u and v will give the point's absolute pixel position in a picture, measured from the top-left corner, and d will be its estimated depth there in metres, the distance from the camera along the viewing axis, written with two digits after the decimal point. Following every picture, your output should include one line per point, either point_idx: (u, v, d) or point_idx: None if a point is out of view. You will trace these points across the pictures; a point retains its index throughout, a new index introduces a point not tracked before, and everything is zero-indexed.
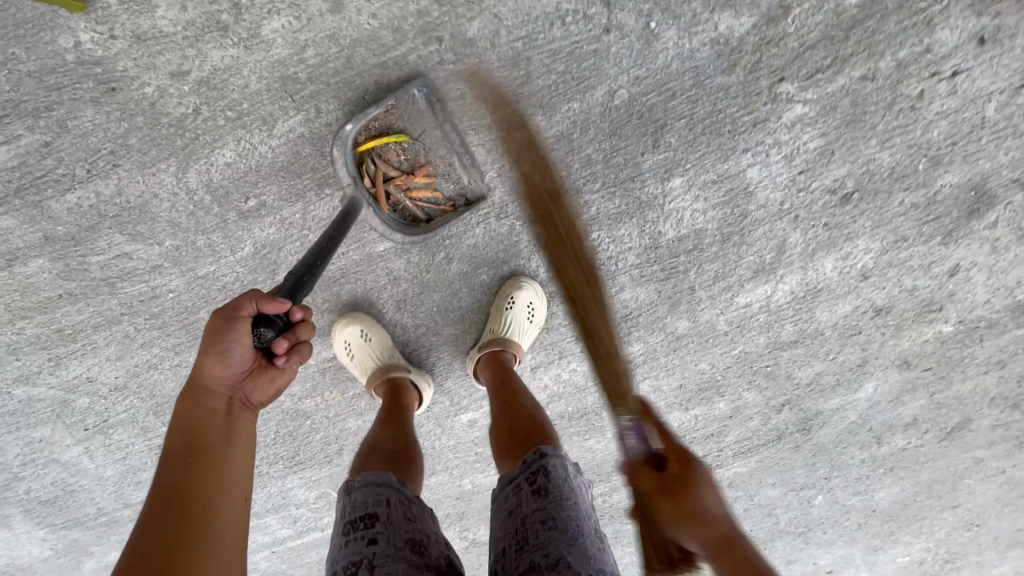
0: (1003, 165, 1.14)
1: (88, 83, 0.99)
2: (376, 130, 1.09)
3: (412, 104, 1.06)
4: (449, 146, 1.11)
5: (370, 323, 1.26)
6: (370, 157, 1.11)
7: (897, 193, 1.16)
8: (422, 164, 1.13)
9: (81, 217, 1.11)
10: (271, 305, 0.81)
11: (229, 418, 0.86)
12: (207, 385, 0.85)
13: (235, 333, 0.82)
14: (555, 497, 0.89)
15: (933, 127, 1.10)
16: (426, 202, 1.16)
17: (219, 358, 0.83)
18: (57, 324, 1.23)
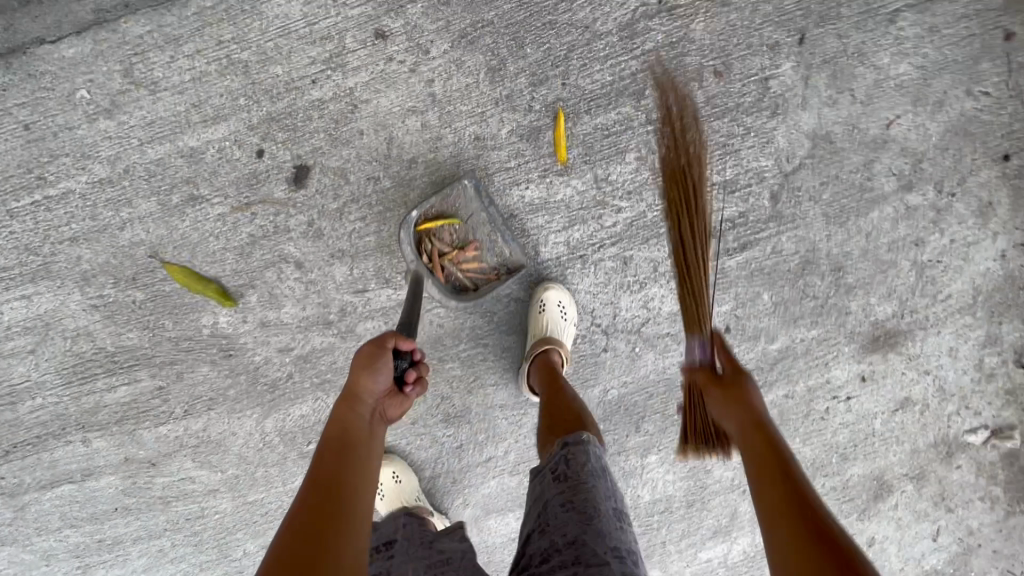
0: (891, 463, 1.52)
1: (213, 349, 1.29)
2: (432, 214, 1.28)
3: (461, 194, 1.28)
4: (492, 225, 1.30)
5: (402, 466, 1.36)
6: (428, 236, 1.28)
7: (818, 478, 1.51)
8: (468, 242, 1.30)
9: (165, 444, 1.33)
10: (406, 341, 0.98)
11: (369, 431, 0.95)
12: (352, 397, 0.96)
13: (382, 359, 0.97)
14: (575, 481, 1.00)
15: (839, 432, 1.48)
16: (475, 273, 1.31)
17: (369, 369, 0.95)
18: (101, 533, 1.36)
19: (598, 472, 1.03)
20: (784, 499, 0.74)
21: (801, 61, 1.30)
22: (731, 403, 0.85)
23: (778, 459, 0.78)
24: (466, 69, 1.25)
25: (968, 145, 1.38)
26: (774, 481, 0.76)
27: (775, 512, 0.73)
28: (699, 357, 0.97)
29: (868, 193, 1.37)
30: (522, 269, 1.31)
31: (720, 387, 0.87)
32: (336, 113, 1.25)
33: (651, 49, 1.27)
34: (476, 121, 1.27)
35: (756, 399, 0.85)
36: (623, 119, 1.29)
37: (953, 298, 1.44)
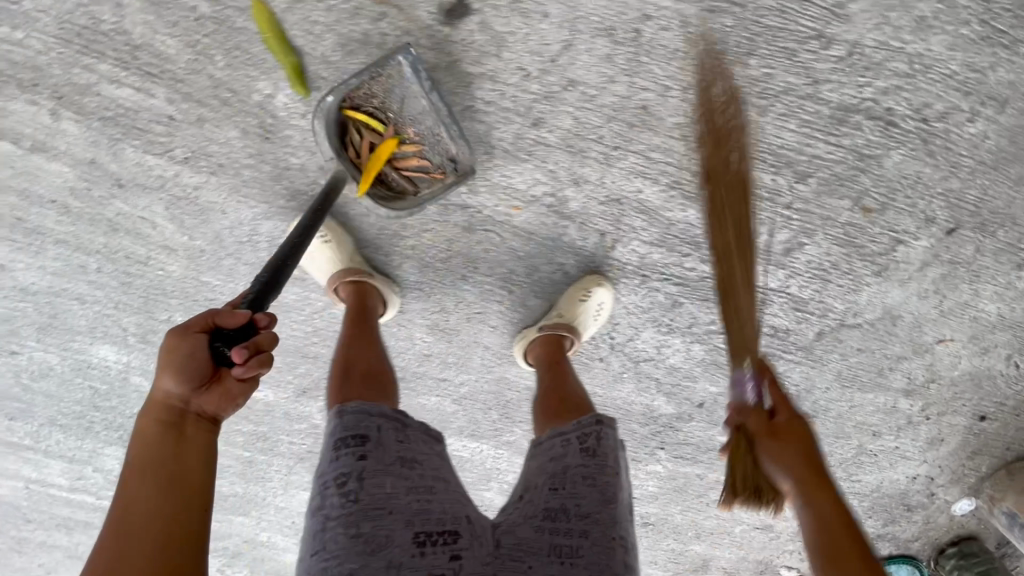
0: (721, 556, 1.79)
1: (252, 121, 1.10)
2: (358, 100, 1.09)
3: (392, 73, 1.05)
4: (436, 119, 1.10)
5: (333, 227, 1.18)
6: (357, 127, 1.12)
7: (669, 538, 1.74)
8: (405, 134, 1.14)
9: (144, 176, 1.14)
10: (227, 318, 0.82)
11: (181, 445, 0.85)
12: (162, 399, 0.85)
13: (179, 361, 0.82)
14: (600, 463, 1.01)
15: (708, 519, 1.69)
16: (416, 170, 1.16)
17: (167, 378, 0.83)
18: (21, 214, 1.17)
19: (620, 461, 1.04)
20: (825, 489, 0.88)
21: (934, 246, 1.30)
22: (796, 453, 0.91)
23: (822, 480, 0.89)
24: (688, 34, 1.08)
25: (969, 391, 1.51)
26: (817, 493, 0.88)
27: (817, 496, 0.88)
28: (742, 394, 0.99)
29: (876, 376, 1.48)
30: (467, 175, 1.13)
31: (783, 437, 0.92)
32: None
33: (842, 145, 1.20)
34: (654, 92, 1.12)
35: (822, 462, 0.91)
36: (768, 188, 1.24)
37: (858, 483, 1.65)
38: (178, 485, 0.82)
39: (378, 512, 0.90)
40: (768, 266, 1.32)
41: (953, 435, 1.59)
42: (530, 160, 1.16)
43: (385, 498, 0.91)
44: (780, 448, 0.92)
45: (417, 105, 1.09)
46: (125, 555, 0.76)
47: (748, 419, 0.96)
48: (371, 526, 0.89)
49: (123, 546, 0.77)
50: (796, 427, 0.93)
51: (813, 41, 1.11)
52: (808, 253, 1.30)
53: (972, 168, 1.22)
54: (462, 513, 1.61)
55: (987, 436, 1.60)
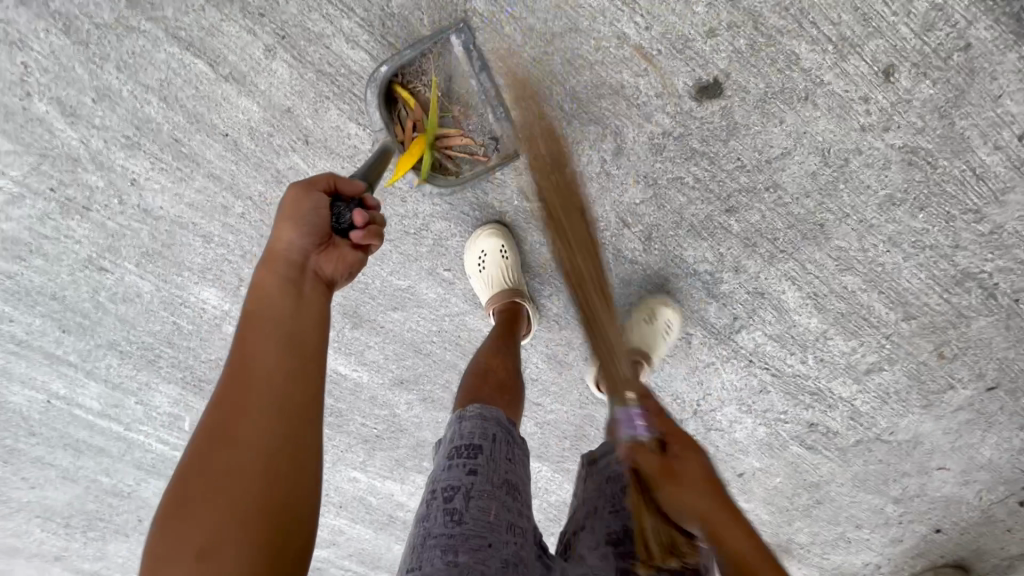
0: None
1: None
2: (404, 75, 1.04)
3: (451, 52, 1.02)
4: (481, 97, 1.07)
5: (510, 241, 1.17)
6: (402, 106, 1.06)
7: None
8: (450, 112, 1.09)
9: (337, 142, 1.06)
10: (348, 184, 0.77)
11: (297, 299, 0.70)
12: (279, 255, 0.72)
13: (303, 207, 0.73)
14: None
15: None
16: (460, 149, 1.11)
17: (290, 224, 0.72)
18: (181, 137, 1.04)
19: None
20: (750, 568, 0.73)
21: (973, 398, 1.51)
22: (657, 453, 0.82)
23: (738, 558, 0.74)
24: (883, 176, 1.18)
25: (939, 511, 1.78)
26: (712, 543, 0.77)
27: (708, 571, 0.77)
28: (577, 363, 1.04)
29: (879, 482, 1.72)
30: (515, 154, 1.10)
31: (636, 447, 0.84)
32: (789, 86, 1.07)
33: (952, 303, 1.35)
34: (835, 215, 1.22)
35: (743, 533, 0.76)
36: (882, 319, 1.37)
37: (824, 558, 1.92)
38: (296, 354, 0.66)
39: (478, 541, 0.70)
40: (848, 379, 1.48)
41: (909, 539, 1.88)
42: (706, 240, 1.24)
43: (483, 526, 0.71)
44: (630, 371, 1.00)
45: (463, 84, 1.06)
46: (248, 402, 0.61)
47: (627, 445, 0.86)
48: (473, 550, 0.69)
49: (241, 401, 0.62)
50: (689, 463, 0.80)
51: (970, 215, 1.21)
52: (882, 377, 1.48)
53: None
54: None
55: (935, 548, 1.89)
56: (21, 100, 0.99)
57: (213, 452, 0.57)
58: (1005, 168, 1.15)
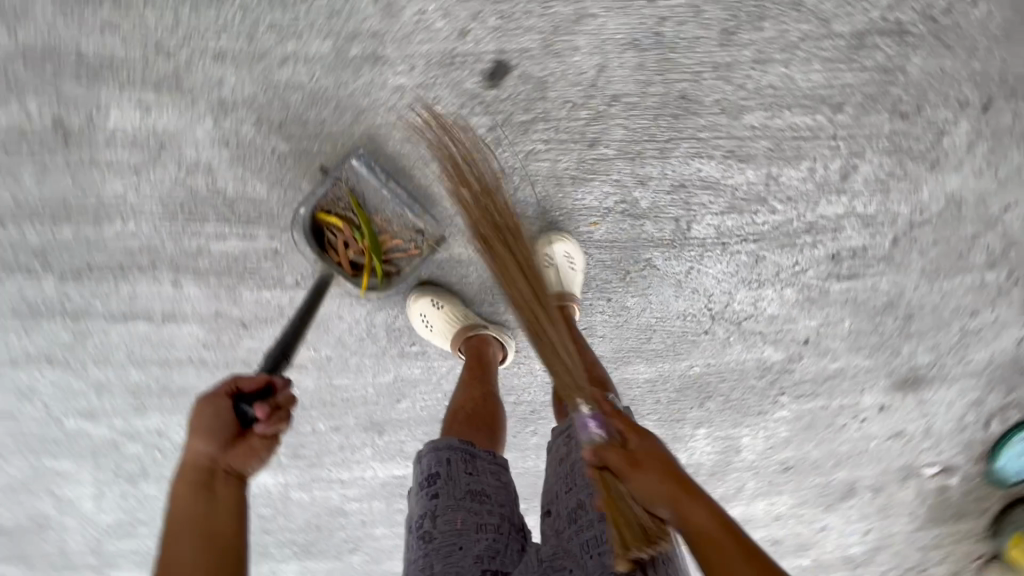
0: (864, 476, 1.84)
1: (347, 229, 1.20)
2: (325, 207, 1.18)
3: (356, 172, 1.16)
4: (394, 200, 1.20)
5: (440, 293, 1.28)
6: (330, 231, 1.20)
7: (812, 476, 1.79)
8: (376, 223, 1.23)
9: (263, 310, 1.23)
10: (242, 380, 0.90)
11: (210, 501, 0.84)
12: (186, 462, 0.85)
13: (208, 415, 0.86)
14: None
15: (843, 444, 1.75)
16: (393, 250, 1.25)
17: (197, 430, 0.86)
18: (166, 380, 1.28)
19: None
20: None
21: (976, 127, 1.35)
22: (658, 474, 0.81)
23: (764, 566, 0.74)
24: (702, 19, 1.16)
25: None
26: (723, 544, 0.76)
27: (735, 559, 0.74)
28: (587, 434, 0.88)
29: (956, 260, 1.52)
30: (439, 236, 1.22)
31: (645, 466, 0.81)
32: (560, 18, 1.12)
33: (866, 66, 1.26)
34: (689, 79, 1.21)
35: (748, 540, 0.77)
36: (813, 127, 1.30)
37: (971, 363, 1.69)
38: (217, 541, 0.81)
39: (449, 548, 0.88)
40: (832, 196, 1.38)
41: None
42: (596, 179, 1.27)
43: (452, 535, 0.89)
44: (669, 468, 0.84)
45: (377, 195, 1.20)
46: None
47: (608, 456, 0.84)
48: (445, 556, 0.87)
49: None
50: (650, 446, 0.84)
51: None
52: (863, 173, 1.37)
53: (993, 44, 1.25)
54: None
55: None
56: (67, 420, 1.32)
57: None
58: None
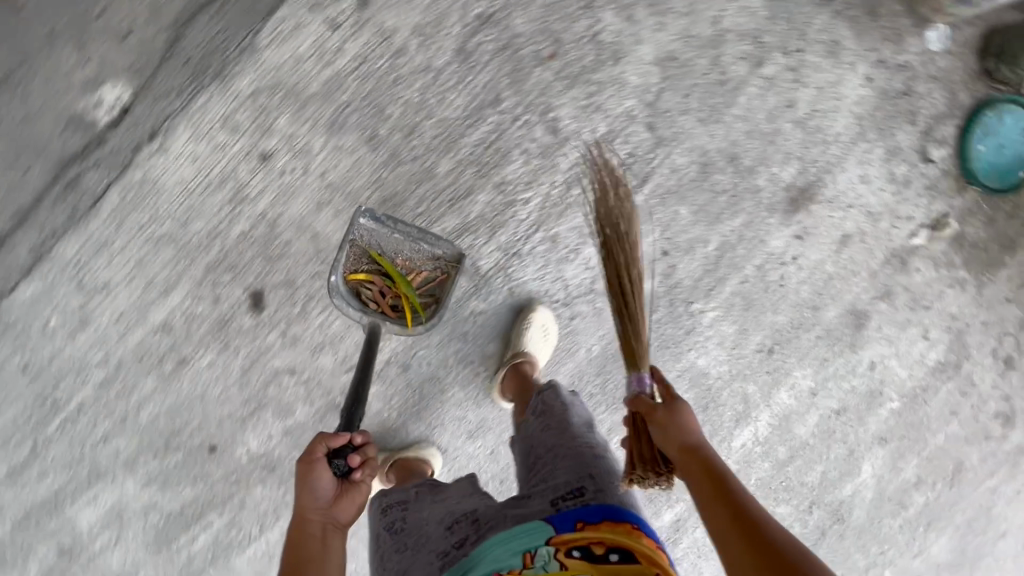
0: (859, 295, 1.66)
1: (257, 470, 1.50)
2: (353, 268, 1.41)
3: (367, 232, 1.39)
4: (410, 238, 1.41)
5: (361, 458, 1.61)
6: (363, 287, 1.41)
7: (804, 335, 1.65)
8: (399, 266, 1.43)
9: (257, 564, 1.55)
10: (334, 440, 1.12)
11: (324, 543, 1.09)
12: (305, 519, 1.09)
13: (316, 469, 1.10)
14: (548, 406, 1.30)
15: (800, 290, 1.63)
16: (422, 282, 1.44)
17: (307, 490, 1.09)
18: None
19: (563, 410, 1.28)
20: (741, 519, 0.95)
21: (615, 9, 1.43)
22: (680, 431, 1.07)
23: (740, 511, 0.96)
24: (345, 151, 1.41)
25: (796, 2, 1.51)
26: (711, 483, 1.00)
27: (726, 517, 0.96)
28: (641, 391, 1.19)
29: (723, 87, 1.50)
30: (457, 254, 1.42)
31: (666, 422, 1.08)
32: (262, 236, 1.42)
33: (488, 60, 1.41)
34: (374, 189, 1.43)
35: (740, 493, 0.99)
36: (493, 127, 1.44)
37: (841, 134, 1.58)
38: None
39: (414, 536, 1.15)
40: (562, 148, 1.47)
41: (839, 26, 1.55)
42: None
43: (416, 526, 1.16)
44: (674, 420, 1.08)
45: (392, 242, 1.41)
46: None
47: (640, 407, 1.13)
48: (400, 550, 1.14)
49: None
50: (679, 409, 1.09)
51: (392, 69, 1.39)
52: (567, 114, 1.46)
53: None
54: (658, 501, 1.68)
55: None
56: None
57: None
58: (352, 53, 1.38)
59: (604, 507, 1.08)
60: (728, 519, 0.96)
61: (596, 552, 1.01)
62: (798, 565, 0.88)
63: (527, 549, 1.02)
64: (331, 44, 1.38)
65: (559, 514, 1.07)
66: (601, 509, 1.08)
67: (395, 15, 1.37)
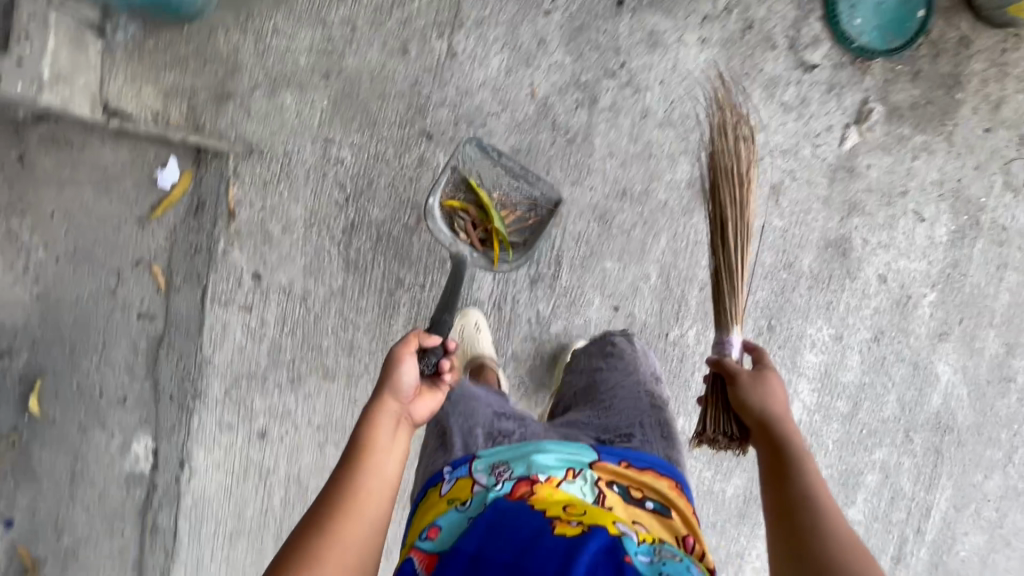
0: (825, 226, 1.57)
1: None
2: (451, 196, 1.49)
3: (470, 162, 1.49)
4: (506, 174, 1.50)
5: None
6: (457, 215, 1.48)
7: (793, 294, 1.58)
8: (497, 201, 1.49)
9: None
10: (427, 338, 1.16)
11: (393, 430, 1.05)
12: (381, 401, 1.07)
13: (408, 360, 1.10)
14: (608, 363, 1.36)
15: (763, 258, 1.57)
16: (513, 221, 1.50)
17: (392, 374, 1.08)
18: None
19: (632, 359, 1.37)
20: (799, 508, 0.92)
21: (444, 150, 1.52)
22: (761, 402, 1.08)
23: (802, 502, 0.92)
24: (312, 394, 1.59)
25: (593, 28, 1.51)
26: (783, 462, 0.99)
27: (780, 504, 0.94)
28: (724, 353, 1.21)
29: (574, 144, 1.52)
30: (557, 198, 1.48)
31: (748, 386, 1.10)
32: (296, 493, 1.62)
33: (372, 257, 1.54)
34: (351, 408, 1.58)
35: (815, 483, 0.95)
36: (409, 303, 1.55)
37: (710, 104, 1.53)
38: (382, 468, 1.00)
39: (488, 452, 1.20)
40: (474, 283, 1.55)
41: (648, 15, 1.51)
42: None
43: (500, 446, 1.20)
44: (756, 386, 1.09)
45: (491, 173, 1.50)
46: (349, 506, 0.93)
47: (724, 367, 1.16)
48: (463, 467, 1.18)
49: (343, 512, 0.92)
50: (767, 378, 1.10)
51: (308, 313, 1.56)
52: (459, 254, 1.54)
53: (377, 152, 1.52)
54: (752, 515, 1.63)
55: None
56: None
57: (319, 553, 0.87)
58: (274, 319, 1.57)
59: (650, 458, 1.11)
60: (789, 504, 0.93)
61: (633, 496, 1.02)
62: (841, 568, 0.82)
63: (570, 466, 1.04)
64: (255, 324, 1.58)
65: (611, 445, 1.12)
66: (648, 459, 1.10)
67: (288, 270, 1.56)
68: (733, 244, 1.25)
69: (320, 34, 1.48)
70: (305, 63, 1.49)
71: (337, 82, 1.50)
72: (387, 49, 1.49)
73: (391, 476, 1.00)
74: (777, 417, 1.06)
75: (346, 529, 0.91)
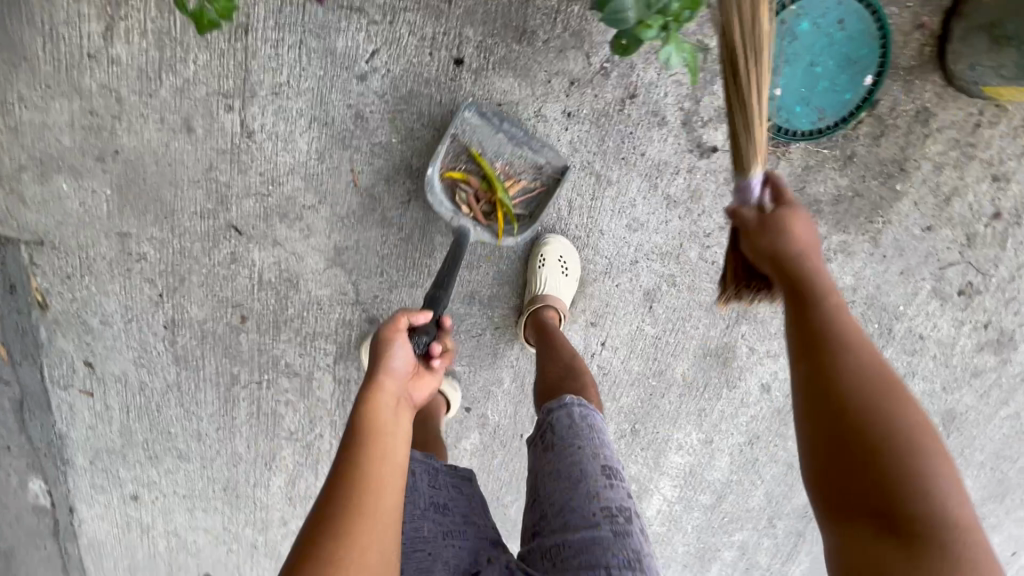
0: (705, 333, 1.36)
1: None
2: (452, 166, 1.21)
3: (471, 128, 1.18)
4: (514, 141, 1.19)
5: None
6: (460, 187, 1.22)
7: (661, 401, 1.44)
8: (503, 174, 1.22)
9: None
10: (420, 315, 0.94)
11: (398, 411, 0.82)
12: (380, 382, 0.83)
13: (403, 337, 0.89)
14: (560, 450, 0.89)
15: (630, 365, 1.40)
16: (521, 194, 1.23)
17: (391, 356, 0.86)
18: None
19: (591, 452, 0.88)
20: (826, 374, 0.70)
21: (257, 246, 1.29)
22: (779, 240, 0.82)
23: (836, 354, 0.71)
24: (170, 469, 1.60)
25: (424, 98, 1.16)
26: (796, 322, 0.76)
27: (832, 351, 0.71)
28: (746, 200, 0.88)
29: (412, 241, 1.29)
30: (568, 172, 1.18)
31: (761, 236, 0.84)
32: (175, 544, 1.73)
33: (200, 353, 1.43)
34: (210, 483, 1.61)
35: (857, 333, 0.72)
36: (249, 397, 1.48)
37: (575, 196, 1.23)
38: (392, 464, 0.76)
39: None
40: (314, 381, 1.45)
41: (499, 79, 1.15)
42: (279, 545, 1.70)
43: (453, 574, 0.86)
44: (780, 220, 0.83)
45: (495, 142, 1.19)
46: (361, 509, 0.70)
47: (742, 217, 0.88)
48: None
49: (356, 515, 0.69)
50: (789, 213, 0.84)
51: (149, 400, 1.51)
52: (294, 354, 1.41)
53: (182, 247, 1.30)
54: None
55: (499, 21, 1.10)
56: None
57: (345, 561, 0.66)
58: (117, 403, 1.53)
59: None
60: (836, 360, 0.70)
61: None
62: (882, 459, 0.63)
63: None
64: (99, 406, 1.54)
65: None
66: None
67: (119, 361, 1.46)
68: (749, 127, 0.90)
69: (79, 105, 1.17)
70: (71, 143, 1.21)
71: (115, 166, 1.23)
72: (167, 125, 1.19)
73: (404, 464, 0.79)
74: (806, 248, 0.81)
75: (365, 535, 0.69)
